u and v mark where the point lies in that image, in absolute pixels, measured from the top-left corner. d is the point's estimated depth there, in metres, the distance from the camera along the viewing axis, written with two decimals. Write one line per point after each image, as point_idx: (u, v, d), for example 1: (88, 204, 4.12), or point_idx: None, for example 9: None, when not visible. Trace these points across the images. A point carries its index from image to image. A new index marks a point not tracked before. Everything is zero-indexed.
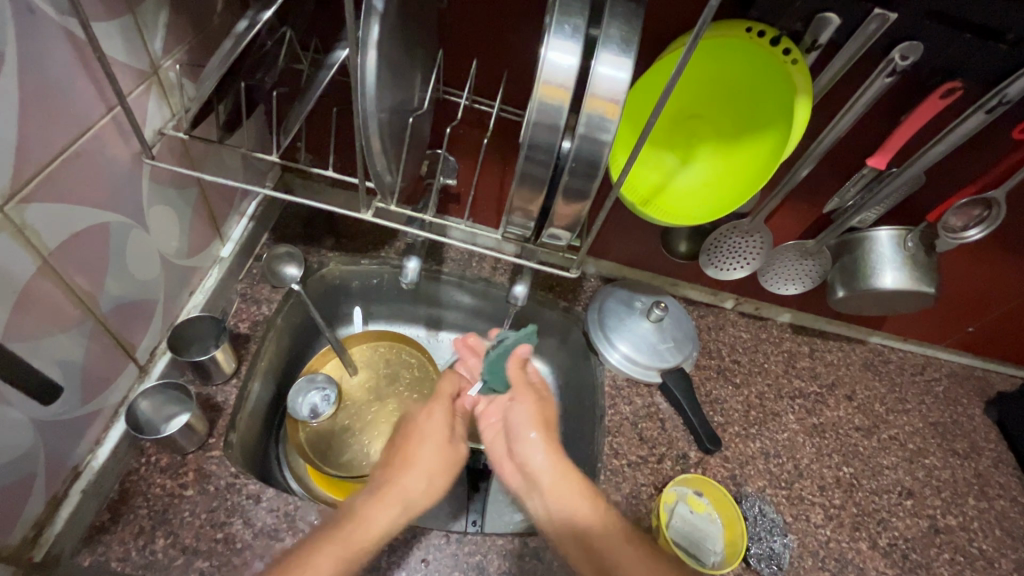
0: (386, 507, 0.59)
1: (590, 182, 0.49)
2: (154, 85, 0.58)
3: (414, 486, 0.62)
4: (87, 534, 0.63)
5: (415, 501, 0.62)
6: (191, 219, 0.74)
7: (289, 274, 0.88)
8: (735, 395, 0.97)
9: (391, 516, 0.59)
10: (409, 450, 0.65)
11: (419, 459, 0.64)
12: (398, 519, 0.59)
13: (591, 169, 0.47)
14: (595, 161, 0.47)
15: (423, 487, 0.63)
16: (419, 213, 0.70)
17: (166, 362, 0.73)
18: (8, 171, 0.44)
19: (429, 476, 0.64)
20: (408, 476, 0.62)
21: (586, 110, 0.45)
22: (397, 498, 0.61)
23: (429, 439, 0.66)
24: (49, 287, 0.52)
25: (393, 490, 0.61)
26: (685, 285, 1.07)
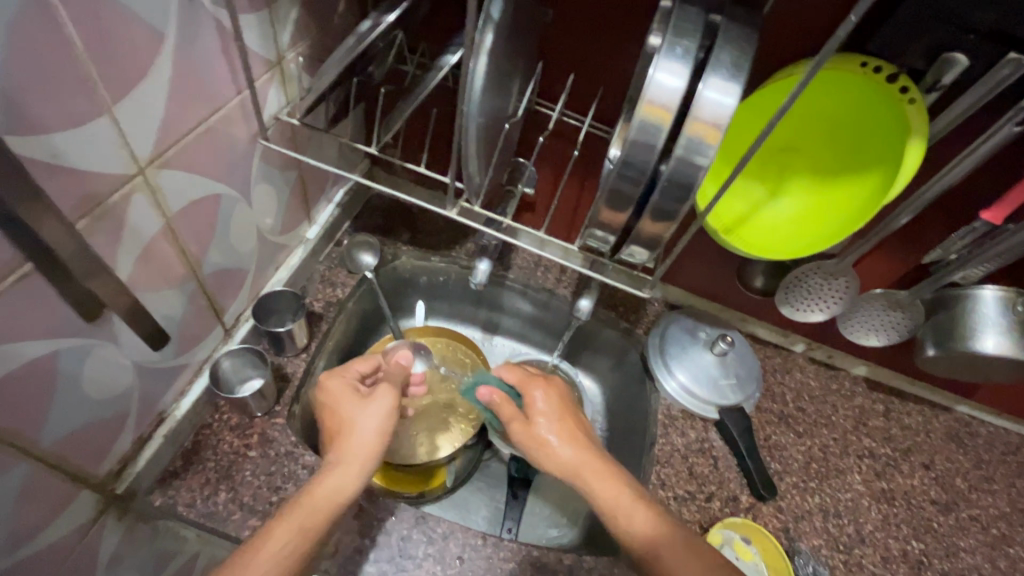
0: (337, 474, 0.59)
1: (680, 205, 0.48)
2: (277, 74, 0.63)
3: (358, 446, 0.62)
4: (162, 476, 0.68)
5: (368, 460, 0.61)
6: (288, 201, 0.79)
7: (364, 262, 0.94)
8: (797, 444, 0.92)
9: (345, 480, 0.59)
10: (337, 421, 0.64)
11: (353, 422, 0.64)
12: (351, 482, 0.59)
13: (684, 192, 0.47)
14: (691, 184, 0.46)
15: (365, 443, 0.62)
16: (499, 216, 0.72)
17: (247, 328, 0.78)
18: (153, 140, 0.49)
19: (366, 433, 0.63)
20: (346, 440, 0.62)
21: (686, 133, 0.44)
22: (348, 465, 0.60)
23: (347, 402, 0.65)
24: (168, 246, 0.57)
25: (340, 458, 0.61)
26: (754, 321, 1.03)
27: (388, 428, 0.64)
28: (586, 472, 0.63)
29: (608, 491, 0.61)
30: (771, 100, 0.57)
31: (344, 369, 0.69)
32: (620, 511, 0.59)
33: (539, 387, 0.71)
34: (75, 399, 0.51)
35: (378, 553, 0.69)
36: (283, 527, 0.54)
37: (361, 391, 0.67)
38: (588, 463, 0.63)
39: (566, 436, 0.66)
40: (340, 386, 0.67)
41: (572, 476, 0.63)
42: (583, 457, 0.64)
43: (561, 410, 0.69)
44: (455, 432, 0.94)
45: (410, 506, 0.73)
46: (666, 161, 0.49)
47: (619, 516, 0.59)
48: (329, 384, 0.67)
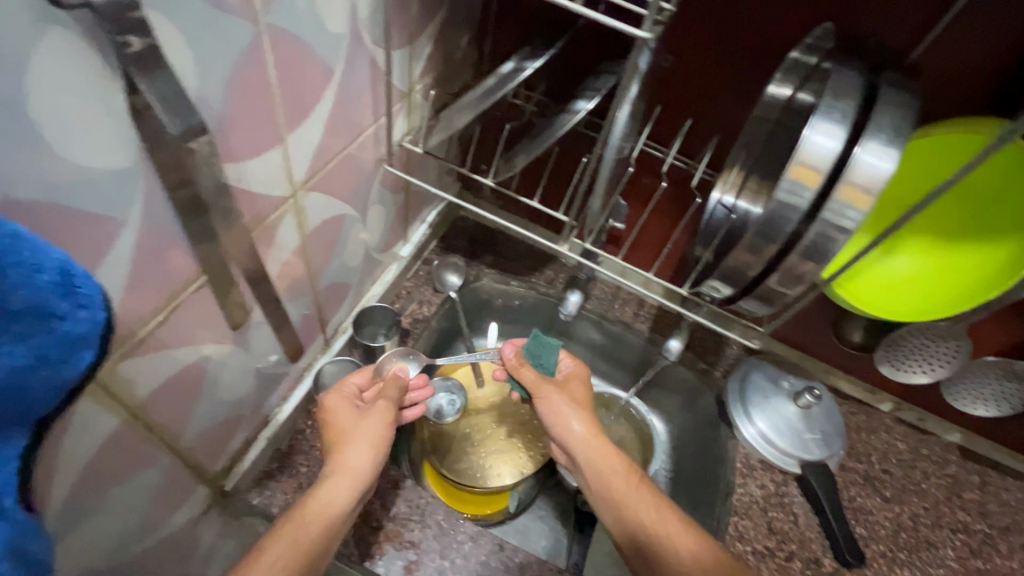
0: (333, 485, 0.59)
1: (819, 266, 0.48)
2: (405, 105, 0.67)
3: (353, 459, 0.61)
4: (258, 476, 0.71)
5: (363, 471, 0.61)
6: (393, 221, 0.83)
7: (451, 282, 0.97)
8: (884, 510, 0.88)
9: (338, 491, 0.58)
10: (332, 433, 0.63)
11: (348, 436, 0.63)
12: (343, 492, 0.59)
13: (826, 255, 0.46)
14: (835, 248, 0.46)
15: (358, 456, 0.61)
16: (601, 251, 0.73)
17: (344, 340, 0.81)
18: (307, 165, 0.52)
19: (359, 447, 0.62)
20: (340, 450, 0.61)
21: (838, 197, 0.43)
22: (340, 476, 0.59)
23: (344, 415, 0.65)
24: (299, 261, 0.60)
25: (333, 469, 0.60)
26: (838, 375, 0.99)
27: (383, 439, 0.64)
28: (599, 440, 0.66)
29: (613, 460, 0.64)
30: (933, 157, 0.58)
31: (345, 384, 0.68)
32: (615, 478, 0.63)
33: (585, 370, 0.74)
34: (208, 400, 0.54)
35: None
36: (276, 540, 0.53)
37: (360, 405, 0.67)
38: (598, 434, 0.67)
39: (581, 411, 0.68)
40: (338, 399, 0.66)
41: (582, 447, 0.66)
42: (593, 429, 0.67)
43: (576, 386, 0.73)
44: (522, 459, 0.95)
45: (489, 532, 0.73)
46: (807, 222, 0.49)
47: (620, 484, 0.63)
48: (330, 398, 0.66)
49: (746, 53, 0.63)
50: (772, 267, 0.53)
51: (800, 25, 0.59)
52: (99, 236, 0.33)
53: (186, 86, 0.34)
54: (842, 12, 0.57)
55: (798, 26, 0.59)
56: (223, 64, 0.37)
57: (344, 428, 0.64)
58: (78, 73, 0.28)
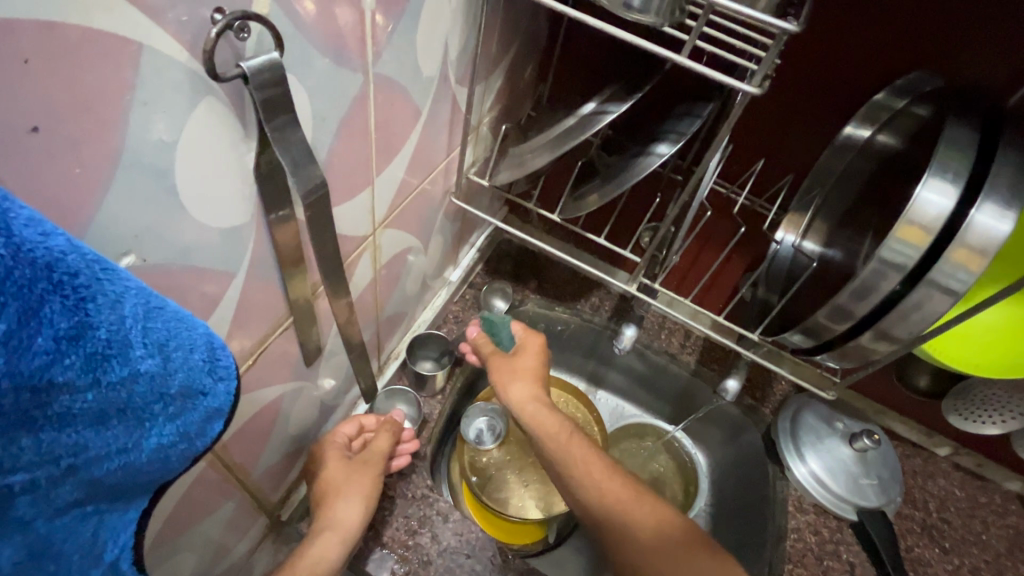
0: (323, 539, 0.57)
1: (919, 328, 0.46)
2: (474, 137, 0.66)
3: (343, 512, 0.60)
4: None
5: (354, 525, 0.60)
6: (448, 248, 0.83)
7: (498, 306, 0.97)
8: (944, 562, 0.85)
9: (330, 547, 0.57)
10: (322, 483, 0.62)
11: (339, 488, 0.62)
12: (335, 548, 0.57)
13: (928, 318, 0.45)
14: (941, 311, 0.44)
15: (348, 511, 0.60)
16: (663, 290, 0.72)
17: (396, 366, 0.81)
18: (388, 203, 0.52)
19: (347, 500, 0.61)
20: (331, 504, 0.60)
21: (949, 258, 0.42)
22: (333, 528, 0.58)
23: (335, 465, 0.63)
24: (370, 295, 0.60)
25: (325, 523, 0.59)
26: (893, 416, 0.96)
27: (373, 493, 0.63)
28: (539, 404, 0.67)
29: (551, 418, 0.65)
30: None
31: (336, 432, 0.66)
32: (553, 435, 0.64)
33: (536, 338, 0.75)
34: (278, 435, 0.54)
35: None
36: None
37: (355, 456, 0.65)
38: (540, 397, 0.68)
39: (529, 377, 0.70)
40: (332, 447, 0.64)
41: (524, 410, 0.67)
42: (536, 394, 0.69)
43: (529, 353, 0.73)
44: (564, 490, 0.93)
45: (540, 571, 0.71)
46: (908, 283, 0.47)
47: (560, 442, 0.64)
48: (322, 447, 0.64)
49: (829, 95, 0.62)
50: (858, 324, 0.52)
51: (890, 70, 0.58)
52: (215, 290, 0.33)
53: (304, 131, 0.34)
54: (937, 59, 0.55)
55: (887, 71, 0.58)
56: (336, 114, 0.37)
57: (334, 479, 0.62)
58: (221, 136, 0.28)
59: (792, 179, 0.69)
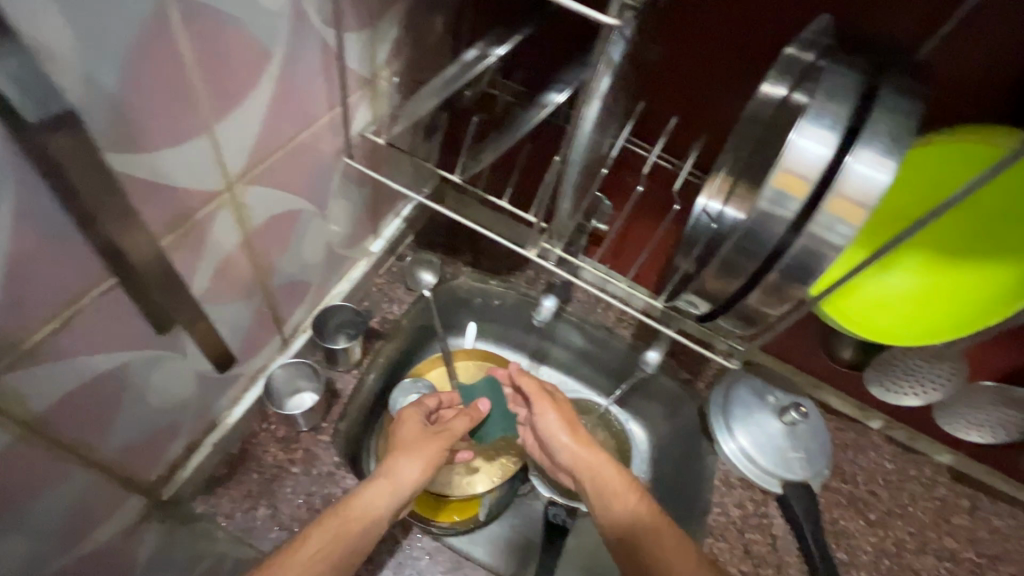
0: (374, 491, 0.62)
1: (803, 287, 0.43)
2: (369, 92, 0.61)
3: (399, 469, 0.64)
4: (205, 483, 0.68)
5: (411, 482, 0.64)
6: (360, 216, 0.78)
7: (424, 279, 0.93)
8: (867, 534, 0.84)
9: (378, 497, 0.62)
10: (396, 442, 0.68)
11: (402, 449, 0.67)
12: (383, 499, 0.62)
13: (807, 274, 0.42)
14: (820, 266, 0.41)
15: (408, 469, 0.64)
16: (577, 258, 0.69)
17: (304, 340, 0.76)
18: (245, 157, 0.48)
19: (409, 459, 0.66)
20: (396, 458, 0.66)
21: (825, 209, 0.39)
22: (386, 481, 0.63)
23: (408, 429, 0.70)
24: (244, 260, 0.56)
25: (381, 474, 0.64)
26: (827, 390, 0.94)
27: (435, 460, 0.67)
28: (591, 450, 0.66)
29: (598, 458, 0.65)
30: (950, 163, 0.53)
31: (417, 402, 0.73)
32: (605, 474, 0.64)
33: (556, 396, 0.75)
34: (137, 408, 0.51)
35: None
36: (327, 525, 0.58)
37: (427, 424, 0.71)
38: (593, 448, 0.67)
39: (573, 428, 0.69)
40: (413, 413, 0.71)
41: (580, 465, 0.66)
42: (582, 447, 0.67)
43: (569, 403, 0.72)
44: (494, 466, 0.92)
45: None
46: (793, 236, 0.44)
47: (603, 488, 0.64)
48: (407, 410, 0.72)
49: (742, 47, 0.58)
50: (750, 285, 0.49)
51: (800, 18, 0.54)
52: None
53: (27, 39, 0.29)
54: (846, 4, 0.51)
55: (796, 19, 0.54)
56: (113, 39, 0.32)
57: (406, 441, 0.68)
58: None
59: (705, 141, 0.65)
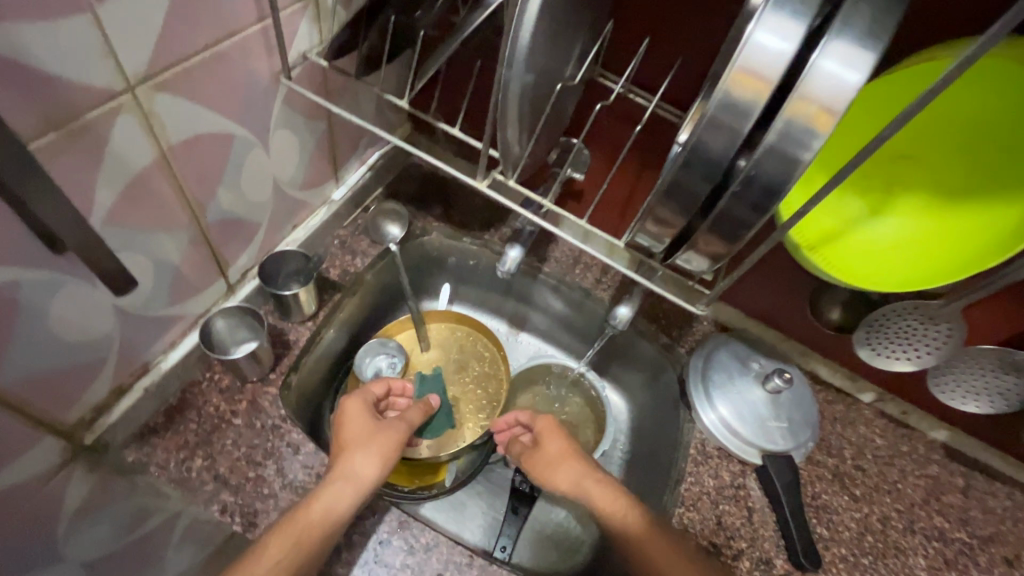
0: (333, 492, 0.59)
1: (757, 207, 0.44)
2: (311, 7, 0.56)
3: (355, 466, 0.61)
4: (139, 432, 0.64)
5: (368, 480, 0.60)
6: (314, 156, 0.73)
7: (390, 232, 0.88)
8: (851, 510, 0.79)
9: (340, 498, 0.58)
10: (344, 436, 0.64)
11: (353, 443, 0.62)
12: (346, 499, 0.59)
13: (760, 192, 0.43)
14: (772, 181, 0.42)
15: (365, 463, 0.61)
16: (538, 196, 0.63)
17: (252, 288, 0.72)
18: (146, 55, 0.43)
19: (366, 454, 0.62)
20: (348, 455, 0.61)
21: (786, 113, 0.39)
22: (344, 478, 0.59)
23: (357, 422, 0.64)
24: (164, 183, 0.51)
25: (338, 473, 0.60)
26: (817, 359, 0.89)
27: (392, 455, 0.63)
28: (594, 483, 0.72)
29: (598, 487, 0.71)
30: (896, 84, 0.52)
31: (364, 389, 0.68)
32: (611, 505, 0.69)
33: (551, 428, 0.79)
34: (36, 337, 0.46)
35: (351, 556, 0.63)
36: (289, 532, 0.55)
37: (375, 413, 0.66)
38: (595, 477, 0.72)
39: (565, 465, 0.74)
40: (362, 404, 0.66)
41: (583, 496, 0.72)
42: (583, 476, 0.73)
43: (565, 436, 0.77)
44: (460, 431, 0.87)
45: (397, 506, 0.66)
46: (742, 159, 0.45)
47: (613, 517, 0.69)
48: (350, 399, 0.67)
49: None
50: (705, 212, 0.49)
51: None
52: None
53: None
54: None
55: None
56: None
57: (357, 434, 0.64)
58: None
59: (679, 63, 0.61)
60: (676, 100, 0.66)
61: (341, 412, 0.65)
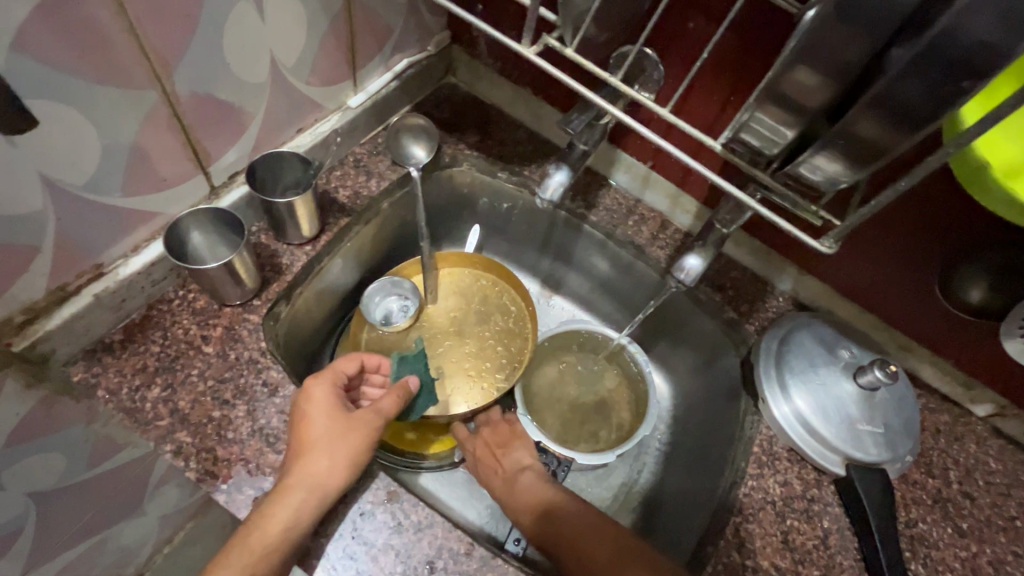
0: (292, 501, 0.48)
1: (943, 93, 0.28)
2: None
3: (315, 472, 0.49)
4: (90, 347, 0.53)
5: (330, 490, 0.49)
6: (326, 41, 0.60)
7: (413, 155, 0.74)
8: (955, 547, 0.62)
9: (300, 510, 0.47)
10: (301, 432, 0.51)
11: (312, 442, 0.50)
12: (309, 513, 0.48)
13: (949, 67, 0.27)
14: (989, 44, 0.26)
15: (331, 470, 0.49)
16: (609, 77, 0.47)
17: (240, 194, 0.59)
18: None
19: (330, 454, 0.50)
20: (305, 457, 0.49)
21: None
22: (302, 488, 0.48)
23: (319, 416, 0.52)
24: (99, 8, 0.39)
25: (295, 480, 0.48)
26: (922, 357, 0.70)
27: (360, 458, 0.51)
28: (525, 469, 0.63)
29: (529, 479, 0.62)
30: None
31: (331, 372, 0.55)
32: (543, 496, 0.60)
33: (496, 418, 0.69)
34: None
35: (324, 527, 0.51)
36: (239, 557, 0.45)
37: (342, 403, 0.54)
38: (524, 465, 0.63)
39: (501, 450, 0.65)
40: (327, 392, 0.53)
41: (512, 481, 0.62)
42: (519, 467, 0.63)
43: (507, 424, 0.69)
44: (472, 391, 0.73)
45: (386, 474, 0.53)
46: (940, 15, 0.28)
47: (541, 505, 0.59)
48: (313, 384, 0.54)
49: None
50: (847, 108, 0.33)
51: None
52: None
53: None
54: None
55: None
56: None
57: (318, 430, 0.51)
58: None
59: None
60: None
61: (299, 401, 0.52)
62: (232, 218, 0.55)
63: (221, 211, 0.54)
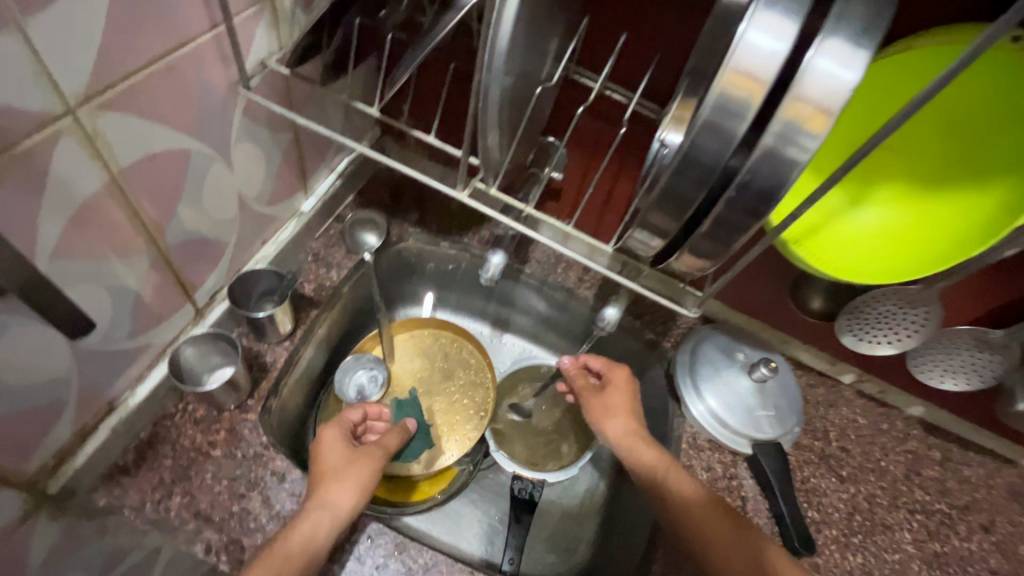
0: (313, 521, 0.56)
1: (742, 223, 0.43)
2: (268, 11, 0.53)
3: (331, 494, 0.58)
4: (108, 472, 0.60)
5: (343, 508, 0.57)
6: (281, 167, 0.69)
7: (366, 241, 0.84)
8: (839, 492, 0.81)
9: (317, 527, 0.55)
10: (318, 465, 0.60)
11: (327, 471, 0.60)
12: (324, 531, 0.55)
13: (744, 208, 0.42)
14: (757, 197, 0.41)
15: (342, 493, 0.58)
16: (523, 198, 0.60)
17: (223, 309, 0.68)
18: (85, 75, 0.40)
19: (343, 481, 0.59)
20: (323, 484, 0.58)
21: (781, 118, 0.37)
22: (318, 508, 0.57)
23: (332, 451, 0.61)
24: (113, 206, 0.47)
25: (314, 501, 0.57)
26: (798, 345, 0.89)
27: (368, 483, 0.60)
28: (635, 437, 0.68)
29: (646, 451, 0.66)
30: (883, 91, 0.52)
31: (343, 417, 0.66)
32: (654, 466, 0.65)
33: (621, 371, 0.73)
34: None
35: None
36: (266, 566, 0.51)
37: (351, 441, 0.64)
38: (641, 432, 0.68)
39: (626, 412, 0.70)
40: (338, 432, 0.64)
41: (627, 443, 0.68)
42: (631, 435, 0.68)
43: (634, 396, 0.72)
44: (450, 442, 0.84)
45: (390, 529, 0.63)
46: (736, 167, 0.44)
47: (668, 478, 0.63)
48: (327, 428, 0.64)
49: None
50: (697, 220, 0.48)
51: None
52: None
53: None
54: None
55: None
56: None
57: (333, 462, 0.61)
58: None
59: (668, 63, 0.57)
60: (653, 95, 0.65)
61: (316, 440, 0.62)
62: (223, 336, 0.64)
63: (213, 332, 0.63)
